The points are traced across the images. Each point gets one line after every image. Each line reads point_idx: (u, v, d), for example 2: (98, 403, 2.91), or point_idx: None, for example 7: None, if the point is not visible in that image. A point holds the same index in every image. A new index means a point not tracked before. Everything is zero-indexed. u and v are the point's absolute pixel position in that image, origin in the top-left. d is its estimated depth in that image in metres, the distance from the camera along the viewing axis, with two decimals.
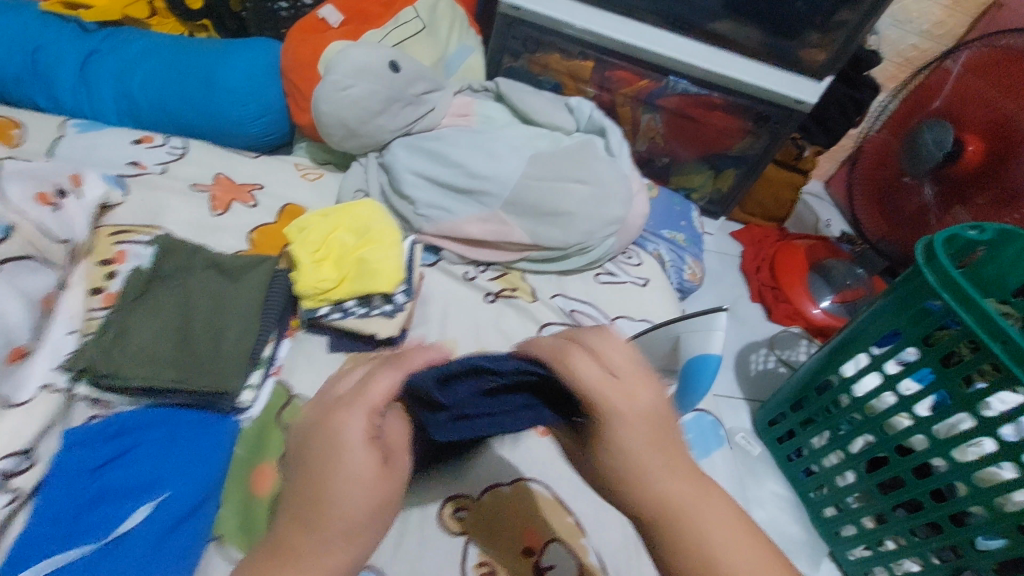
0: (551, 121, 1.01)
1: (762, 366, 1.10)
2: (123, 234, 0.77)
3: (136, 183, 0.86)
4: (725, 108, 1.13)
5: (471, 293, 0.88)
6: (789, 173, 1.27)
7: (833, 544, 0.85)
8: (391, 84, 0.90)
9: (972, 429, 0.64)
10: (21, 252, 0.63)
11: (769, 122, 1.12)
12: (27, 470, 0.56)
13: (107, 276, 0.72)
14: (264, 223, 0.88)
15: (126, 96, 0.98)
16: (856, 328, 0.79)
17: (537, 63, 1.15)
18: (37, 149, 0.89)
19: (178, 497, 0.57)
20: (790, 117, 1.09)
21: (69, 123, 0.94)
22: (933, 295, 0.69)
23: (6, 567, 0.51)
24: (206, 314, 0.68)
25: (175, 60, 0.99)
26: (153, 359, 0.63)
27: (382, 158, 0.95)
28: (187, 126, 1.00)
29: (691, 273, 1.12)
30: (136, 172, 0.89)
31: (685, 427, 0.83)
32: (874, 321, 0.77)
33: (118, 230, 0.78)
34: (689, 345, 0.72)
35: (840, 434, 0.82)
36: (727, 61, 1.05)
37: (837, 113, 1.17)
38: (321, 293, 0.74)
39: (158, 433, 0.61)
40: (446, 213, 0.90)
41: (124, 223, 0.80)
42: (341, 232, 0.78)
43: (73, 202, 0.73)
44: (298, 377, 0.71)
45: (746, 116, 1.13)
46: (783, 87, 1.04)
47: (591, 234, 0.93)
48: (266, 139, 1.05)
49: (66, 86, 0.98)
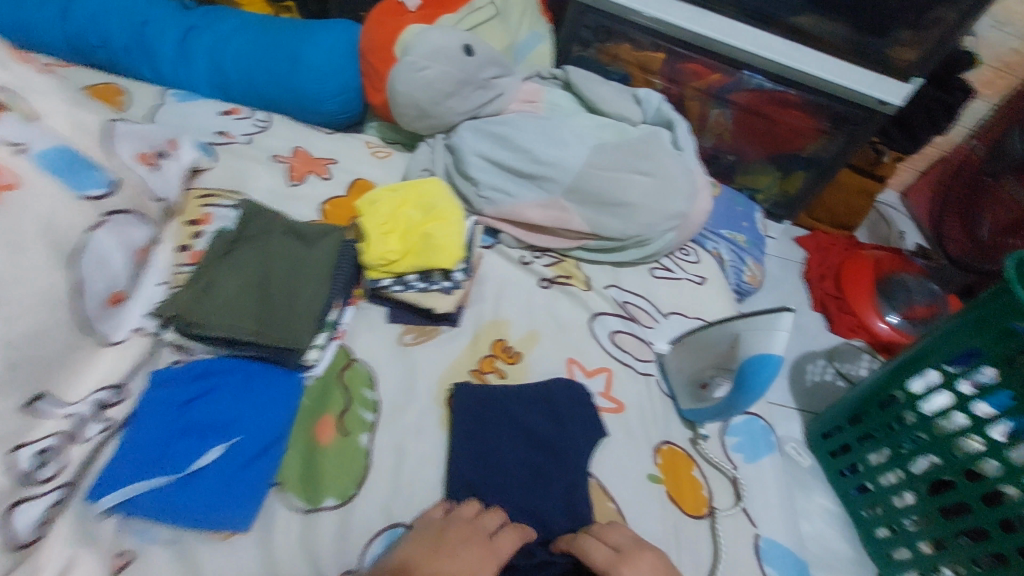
0: (618, 111, 1.00)
1: (818, 376, 1.06)
2: (210, 197, 0.83)
3: (223, 151, 0.92)
4: (801, 107, 1.09)
5: (527, 277, 0.90)
6: (865, 179, 1.21)
7: (884, 566, 0.81)
8: (464, 68, 0.92)
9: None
10: (127, 206, 0.67)
11: (848, 124, 1.07)
12: (119, 403, 0.61)
13: (193, 235, 0.77)
14: (336, 196, 0.92)
15: (219, 69, 1.05)
16: (929, 343, 0.75)
17: (606, 53, 1.14)
18: (138, 115, 0.96)
19: (249, 441, 0.61)
20: (874, 119, 1.03)
21: (166, 93, 1.01)
22: (1021, 314, 0.64)
23: (98, 486, 0.56)
24: (284, 274, 0.72)
25: (264, 37, 1.05)
26: (234, 310, 0.66)
27: (449, 139, 0.97)
28: (270, 100, 1.05)
29: (750, 275, 1.09)
30: (224, 140, 0.95)
31: (732, 429, 0.82)
32: (950, 337, 0.73)
33: (205, 193, 0.83)
34: (747, 345, 0.71)
35: (902, 452, 0.78)
36: (807, 57, 1.01)
37: (923, 116, 1.11)
38: (386, 265, 0.77)
39: (234, 381, 0.65)
40: (507, 196, 0.92)
41: (212, 187, 0.85)
42: (408, 207, 0.81)
43: (170, 164, 0.79)
44: (360, 342, 0.75)
45: (823, 116, 1.09)
46: (865, 86, 1.00)
47: (651, 226, 0.92)
48: (341, 116, 1.09)
49: (167, 59, 1.05)
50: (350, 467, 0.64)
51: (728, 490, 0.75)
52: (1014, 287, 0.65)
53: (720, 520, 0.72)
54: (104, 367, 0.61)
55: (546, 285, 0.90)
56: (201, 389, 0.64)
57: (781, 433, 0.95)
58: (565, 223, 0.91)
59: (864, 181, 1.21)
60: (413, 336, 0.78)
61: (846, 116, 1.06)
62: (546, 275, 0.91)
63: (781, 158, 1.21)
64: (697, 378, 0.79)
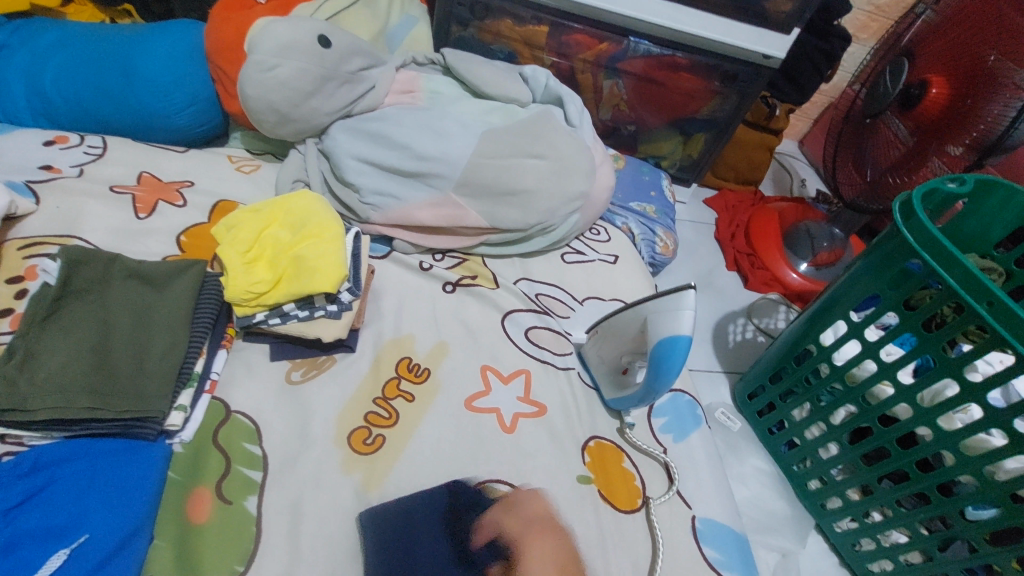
0: (505, 93, 0.93)
1: (740, 336, 1.07)
2: (34, 247, 0.70)
3: (48, 189, 0.78)
4: (691, 69, 1.07)
5: (428, 284, 0.83)
6: (761, 134, 1.22)
7: (819, 517, 0.81)
8: (323, 61, 0.82)
9: (958, 395, 0.61)
10: None
11: (737, 81, 1.06)
12: None
13: (17, 296, 0.65)
14: (196, 223, 0.81)
15: (41, 94, 0.88)
16: (834, 293, 0.75)
17: (487, 31, 1.06)
18: None
19: (100, 538, 0.51)
20: (759, 74, 1.03)
21: None
22: (913, 255, 0.65)
23: None
24: (126, 331, 0.61)
25: (89, 50, 0.89)
26: (65, 384, 0.55)
27: (322, 143, 0.88)
28: (109, 123, 0.91)
29: (663, 245, 1.06)
30: (47, 176, 0.80)
31: (659, 410, 0.80)
32: (853, 285, 0.73)
33: (28, 243, 0.70)
34: (656, 328, 0.67)
35: (821, 405, 0.78)
36: (689, 17, 0.97)
37: (808, 67, 1.11)
38: (255, 298, 0.67)
39: (78, 467, 0.54)
40: (394, 199, 0.84)
41: (35, 235, 0.72)
42: (276, 228, 0.71)
43: None
44: (237, 391, 0.66)
45: (712, 76, 1.08)
46: (748, 43, 0.98)
47: (553, 211, 0.87)
48: (198, 130, 0.96)
49: None
50: (236, 538, 0.56)
51: (659, 475, 0.73)
52: (902, 231, 0.65)
53: (655, 509, 0.69)
54: None
55: (450, 289, 0.83)
56: (33, 484, 0.52)
57: (709, 401, 0.95)
58: (461, 220, 0.84)
59: (761, 137, 1.22)
60: (302, 372, 0.69)
61: (733, 74, 1.05)
62: (448, 278, 0.84)
63: (681, 123, 1.19)
64: (616, 365, 0.76)
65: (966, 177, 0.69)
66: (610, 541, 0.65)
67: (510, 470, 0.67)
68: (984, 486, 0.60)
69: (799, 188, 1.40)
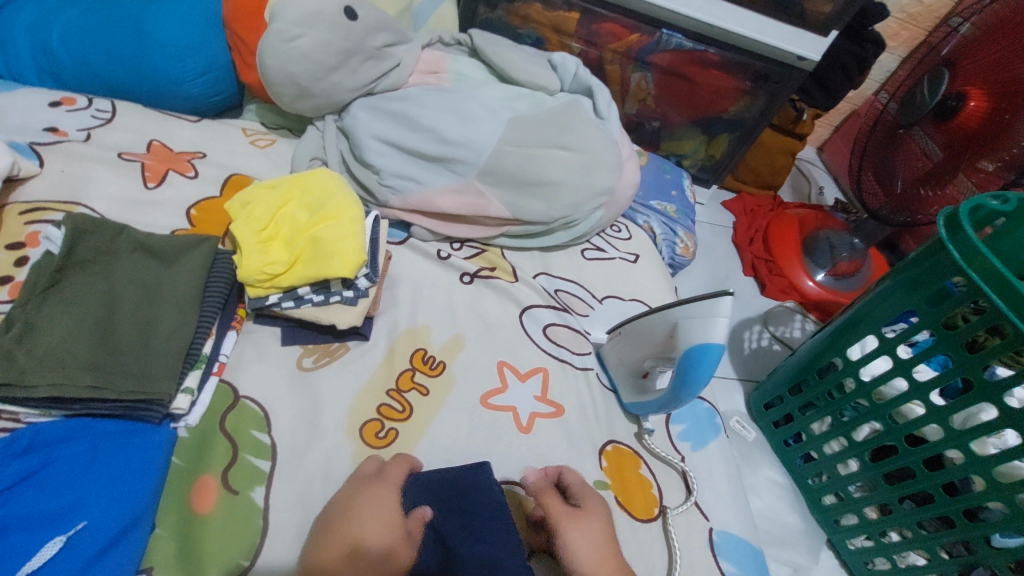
0: (534, 80, 0.89)
1: (755, 344, 1.05)
2: (37, 212, 0.66)
3: (52, 152, 0.74)
4: (722, 67, 1.03)
5: (446, 274, 0.80)
6: (788, 139, 1.18)
7: (833, 534, 0.79)
8: (348, 34, 0.78)
9: (994, 420, 0.58)
10: None
11: (769, 82, 1.02)
12: None
13: (17, 263, 0.61)
14: (208, 197, 0.78)
15: (45, 51, 0.84)
16: (866, 306, 0.72)
17: (516, 14, 1.03)
18: None
19: (101, 524, 0.48)
20: (792, 79, 0.99)
21: None
22: (956, 273, 0.62)
23: None
24: (133, 308, 0.58)
25: (97, 7, 0.84)
26: (67, 361, 0.52)
27: (341, 121, 0.85)
28: (119, 86, 0.87)
29: (683, 247, 1.04)
30: (52, 139, 0.76)
31: (677, 417, 0.77)
32: (886, 301, 0.70)
33: (30, 207, 0.66)
34: (687, 334, 0.64)
35: (843, 420, 0.75)
36: (726, 12, 0.93)
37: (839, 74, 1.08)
38: (270, 279, 0.64)
39: (78, 448, 0.51)
40: (415, 183, 0.80)
41: (37, 199, 0.68)
42: (293, 206, 0.68)
43: None
44: (247, 375, 0.63)
45: (744, 76, 1.04)
46: (785, 44, 0.94)
47: (577, 206, 0.84)
48: (211, 100, 0.92)
49: None
50: (241, 530, 0.53)
51: (676, 483, 0.71)
52: (947, 247, 0.62)
53: (672, 518, 0.67)
54: None
55: (468, 280, 0.80)
56: (30, 465, 0.49)
57: (725, 408, 0.93)
58: (483, 209, 0.81)
59: (788, 140, 1.18)
60: (314, 359, 0.67)
61: (766, 77, 1.01)
62: (466, 269, 0.81)
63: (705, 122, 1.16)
64: (636, 368, 0.73)
65: (1010, 194, 0.67)
66: (624, 551, 0.63)
67: (527, 470, 0.64)
68: (1014, 514, 0.57)
69: (819, 195, 1.38)
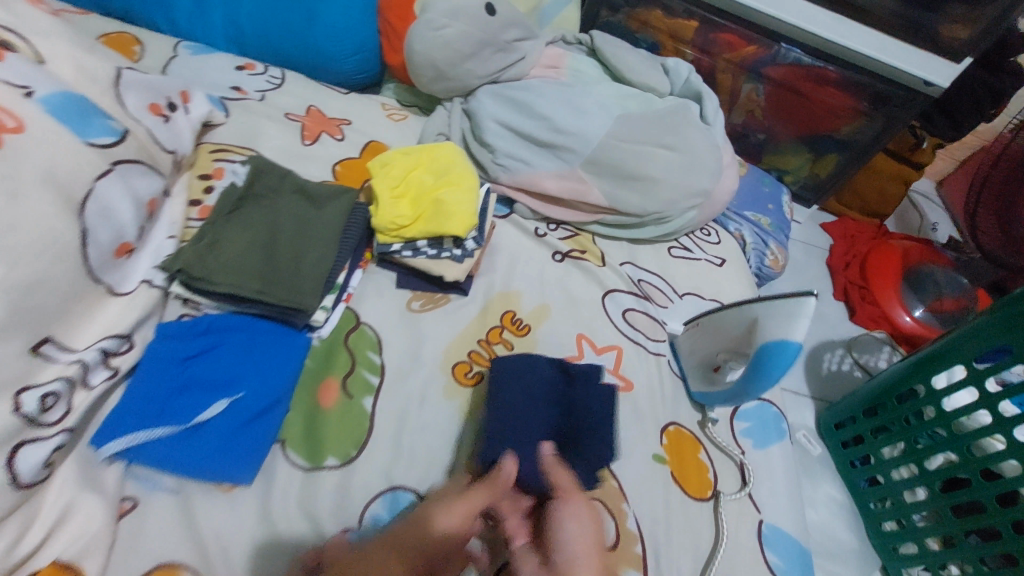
0: (646, 82, 0.97)
1: (835, 366, 1.03)
2: (223, 152, 0.81)
3: (237, 107, 0.90)
4: (841, 85, 1.02)
5: (541, 250, 0.86)
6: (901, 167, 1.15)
7: (889, 558, 0.80)
8: (484, 27, 0.89)
9: None
10: (135, 156, 0.64)
11: (888, 105, 1.00)
12: (125, 352, 0.59)
13: (205, 190, 0.76)
14: (349, 157, 0.91)
15: (234, 23, 0.99)
16: (956, 337, 0.71)
17: (636, 19, 1.09)
18: (153, 66, 0.93)
19: (252, 397, 0.61)
20: (914, 103, 0.97)
21: (181, 45, 0.98)
22: None
23: (103, 431, 0.55)
24: (291, 235, 0.70)
25: None
26: (241, 268, 0.66)
27: (467, 103, 0.95)
28: (288, 57, 1.02)
29: (773, 259, 1.05)
30: (237, 96, 0.92)
31: (743, 414, 0.79)
32: (974, 332, 0.69)
33: (218, 148, 0.82)
34: (766, 330, 0.69)
35: (916, 447, 0.76)
36: (851, 30, 0.93)
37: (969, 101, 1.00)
38: (396, 229, 0.75)
39: (240, 337, 0.65)
40: (524, 164, 0.88)
41: (224, 143, 0.84)
42: (421, 171, 0.79)
43: (181, 116, 0.76)
44: (367, 306, 0.74)
45: (861, 96, 1.02)
46: (912, 65, 0.92)
47: (672, 202, 0.88)
48: (358, 76, 1.06)
49: (180, 8, 0.98)
50: (351, 427, 0.64)
51: (732, 471, 0.74)
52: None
53: (724, 502, 0.70)
54: (110, 317, 0.58)
55: (559, 258, 0.85)
56: (207, 343, 0.63)
57: (793, 421, 0.94)
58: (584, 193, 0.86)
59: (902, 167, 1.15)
60: (420, 303, 0.76)
61: (885, 100, 1.00)
62: (559, 247, 0.86)
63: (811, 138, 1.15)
64: (708, 361, 0.77)
65: None
66: (674, 522, 0.67)
67: None
68: None
69: (931, 230, 1.31)
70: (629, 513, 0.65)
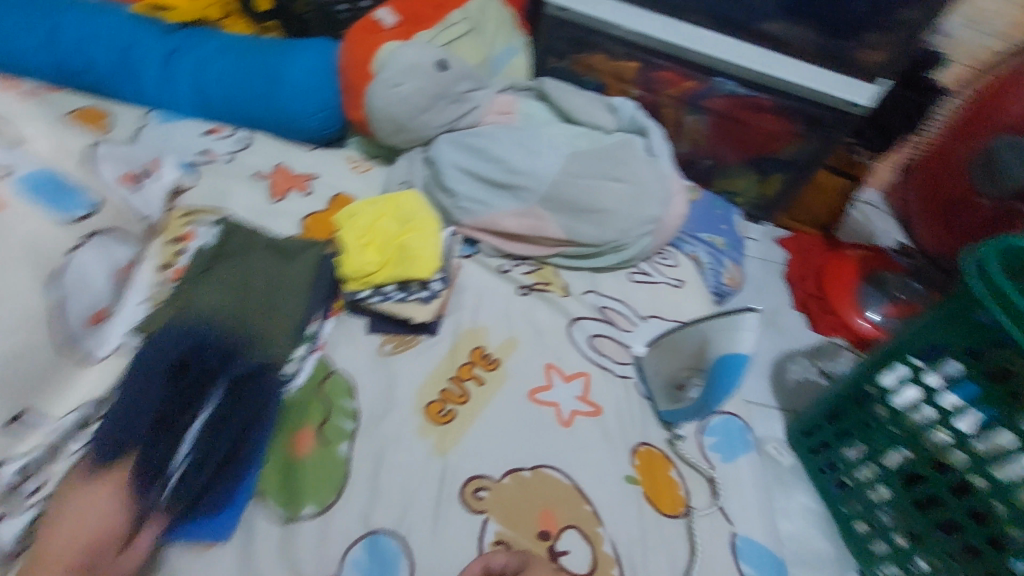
0: (594, 121, 1.01)
1: (801, 377, 1.07)
2: (193, 215, 0.83)
3: (207, 170, 0.94)
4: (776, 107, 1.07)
5: (505, 284, 0.90)
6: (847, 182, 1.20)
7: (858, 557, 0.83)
8: (438, 82, 0.95)
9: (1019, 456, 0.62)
10: (112, 224, 0.69)
11: (821, 126, 1.06)
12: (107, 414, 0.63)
13: (176, 252, 0.76)
14: (317, 211, 0.94)
15: (202, 91, 1.05)
16: (899, 341, 0.72)
17: (581, 63, 1.15)
18: (122, 136, 0.98)
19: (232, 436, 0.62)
20: (846, 115, 1.03)
21: (150, 115, 1.03)
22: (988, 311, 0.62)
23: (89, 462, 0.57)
24: (264, 288, 0.73)
25: (243, 58, 1.05)
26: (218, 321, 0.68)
27: (427, 152, 0.99)
28: (255, 119, 1.06)
29: (729, 277, 1.10)
30: (206, 160, 0.97)
31: (708, 429, 0.82)
32: (918, 334, 0.71)
33: (189, 211, 0.83)
34: (716, 346, 0.77)
35: (879, 450, 0.78)
36: (778, 61, 1.04)
37: (900, 119, 1.06)
38: (366, 277, 0.81)
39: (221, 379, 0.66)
40: (485, 205, 0.93)
41: (195, 205, 0.87)
42: (385, 220, 0.84)
43: (151, 183, 0.80)
44: (341, 352, 0.77)
45: (798, 120, 1.08)
46: (836, 88, 1.01)
47: (626, 231, 0.93)
48: (325, 133, 1.08)
49: (148, 81, 1.05)
50: (328, 473, 0.66)
51: (703, 489, 0.76)
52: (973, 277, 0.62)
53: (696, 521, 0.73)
54: (89, 383, 0.63)
55: (524, 291, 0.89)
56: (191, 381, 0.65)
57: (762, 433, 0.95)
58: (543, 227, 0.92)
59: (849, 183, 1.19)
60: (392, 346, 0.78)
61: (819, 118, 1.05)
62: (523, 284, 0.91)
63: (759, 160, 1.18)
64: (673, 380, 0.82)
65: None
66: (644, 543, 0.69)
67: (566, 459, 0.72)
68: None
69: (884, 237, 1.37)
70: (605, 537, 0.67)
